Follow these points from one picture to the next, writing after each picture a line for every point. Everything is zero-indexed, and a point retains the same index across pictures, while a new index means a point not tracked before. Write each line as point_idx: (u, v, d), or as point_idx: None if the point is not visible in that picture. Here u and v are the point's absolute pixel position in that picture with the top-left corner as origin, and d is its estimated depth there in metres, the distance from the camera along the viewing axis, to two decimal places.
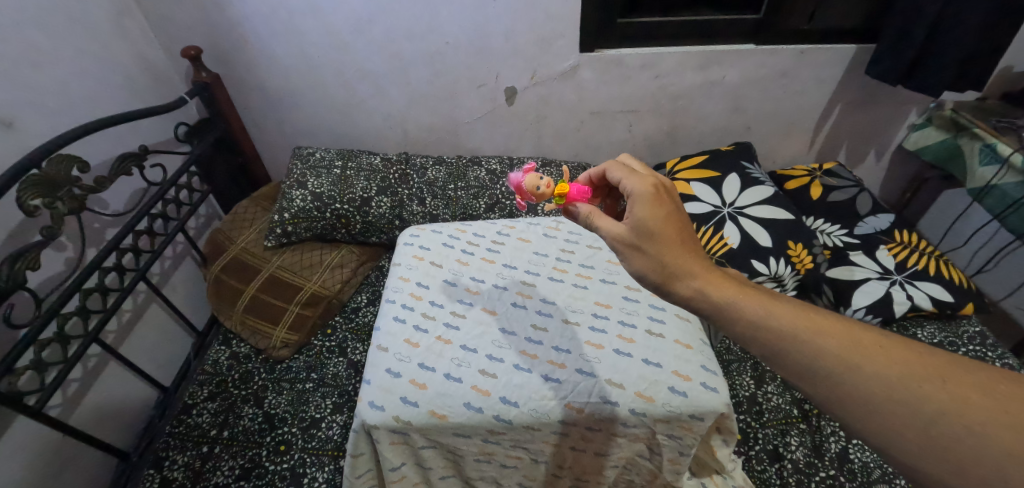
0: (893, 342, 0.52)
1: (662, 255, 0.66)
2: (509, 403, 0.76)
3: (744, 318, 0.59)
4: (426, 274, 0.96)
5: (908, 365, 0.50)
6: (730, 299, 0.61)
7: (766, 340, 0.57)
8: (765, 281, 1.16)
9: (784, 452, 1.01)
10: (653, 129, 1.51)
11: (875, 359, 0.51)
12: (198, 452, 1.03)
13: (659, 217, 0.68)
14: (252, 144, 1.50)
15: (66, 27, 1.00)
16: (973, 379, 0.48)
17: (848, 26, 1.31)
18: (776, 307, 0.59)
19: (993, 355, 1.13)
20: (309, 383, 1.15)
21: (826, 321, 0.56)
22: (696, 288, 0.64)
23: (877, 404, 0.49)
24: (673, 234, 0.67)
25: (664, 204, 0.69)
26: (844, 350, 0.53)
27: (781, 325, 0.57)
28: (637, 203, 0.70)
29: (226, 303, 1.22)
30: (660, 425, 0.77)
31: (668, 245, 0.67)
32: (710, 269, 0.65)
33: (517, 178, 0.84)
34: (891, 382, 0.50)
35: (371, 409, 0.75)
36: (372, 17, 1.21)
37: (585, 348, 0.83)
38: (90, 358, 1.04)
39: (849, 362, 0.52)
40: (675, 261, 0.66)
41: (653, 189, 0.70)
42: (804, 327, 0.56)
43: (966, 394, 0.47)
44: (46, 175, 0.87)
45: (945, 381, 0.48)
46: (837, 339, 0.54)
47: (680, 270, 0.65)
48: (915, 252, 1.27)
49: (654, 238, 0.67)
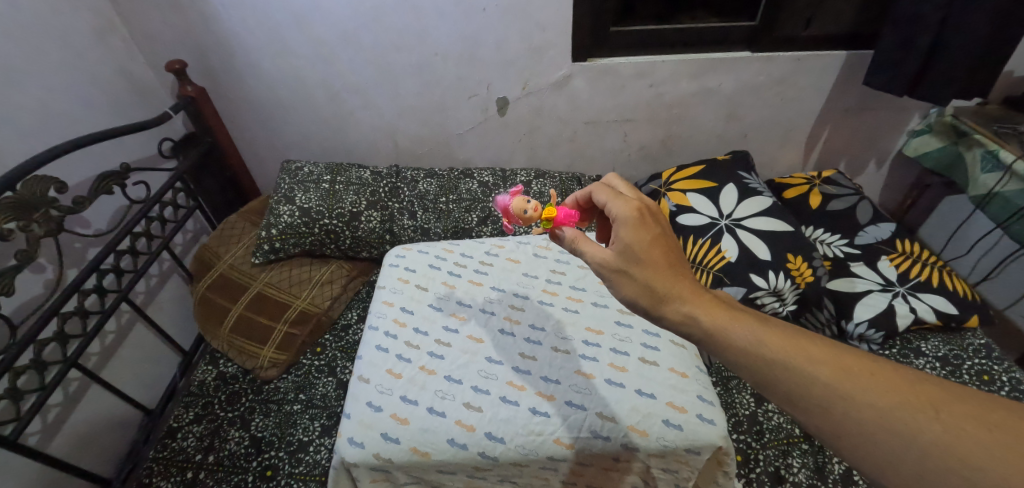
0: (884, 369, 0.49)
1: (648, 279, 0.64)
2: (495, 439, 0.73)
3: (733, 345, 0.56)
4: (412, 297, 0.94)
5: (900, 393, 0.47)
6: (719, 324, 0.58)
7: (756, 368, 0.54)
8: (765, 296, 1.12)
9: (787, 475, 0.98)
10: (648, 138, 1.49)
11: (868, 387, 0.48)
12: (182, 478, 1.00)
13: (644, 241, 0.65)
14: (240, 159, 1.48)
15: (46, 42, 0.97)
16: (965, 408, 0.45)
17: (845, 33, 1.28)
18: (766, 333, 0.55)
19: (999, 370, 1.10)
20: (297, 404, 1.11)
21: (817, 348, 0.53)
22: (685, 312, 0.61)
23: (870, 436, 0.46)
24: (660, 258, 0.65)
25: (650, 227, 0.67)
26: (835, 378, 0.50)
27: (771, 352, 0.54)
28: (621, 228, 0.67)
29: (213, 322, 1.18)
30: (655, 459, 0.74)
31: (655, 268, 0.64)
32: (700, 294, 0.62)
33: (503, 201, 0.81)
34: (884, 413, 0.46)
35: (351, 446, 0.73)
36: (359, 27, 1.18)
37: (576, 378, 0.80)
38: (72, 382, 1.01)
39: (841, 392, 0.49)
40: (662, 286, 0.63)
41: (638, 213, 0.68)
42: (794, 354, 0.53)
43: (960, 426, 0.44)
44: (19, 197, 0.84)
45: (938, 410, 0.45)
46: (827, 366, 0.51)
47: (671, 294, 0.62)
48: (917, 262, 1.24)
49: (641, 262, 0.65)
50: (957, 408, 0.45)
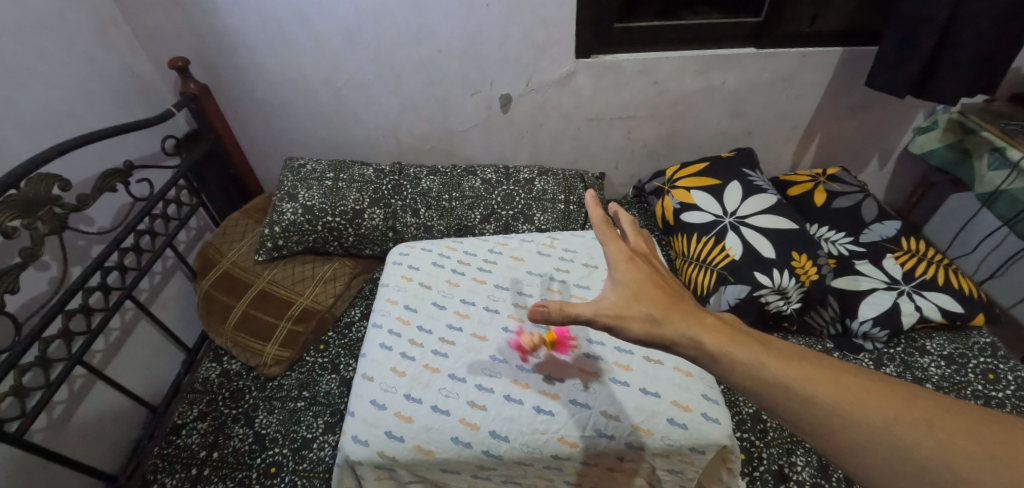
0: (879, 384, 0.49)
1: (652, 313, 0.59)
2: (499, 437, 0.73)
3: (734, 365, 0.53)
4: (415, 296, 0.94)
5: (895, 409, 0.47)
6: (723, 345, 0.55)
7: (757, 388, 0.51)
8: (768, 294, 1.10)
9: (791, 473, 0.97)
10: (652, 135, 1.48)
11: (864, 404, 0.47)
12: (187, 474, 1.00)
13: (641, 281, 0.62)
14: (243, 156, 1.47)
15: (48, 39, 0.97)
16: (958, 421, 0.45)
17: (852, 28, 1.27)
18: (767, 354, 0.53)
19: (1005, 369, 1.10)
20: (300, 401, 1.11)
21: (816, 368, 0.51)
22: (688, 335, 0.57)
23: (869, 453, 0.46)
24: (661, 295, 0.61)
25: (643, 268, 0.64)
26: (833, 396, 0.48)
27: (773, 373, 0.51)
28: (616, 272, 0.63)
29: (216, 319, 1.18)
30: (660, 459, 0.73)
31: (658, 305, 0.60)
32: (701, 315, 0.59)
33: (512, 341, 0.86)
34: (883, 429, 0.46)
35: (355, 444, 0.73)
36: (363, 24, 1.18)
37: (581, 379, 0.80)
38: (76, 379, 1.01)
39: (839, 410, 0.48)
40: (665, 316, 0.59)
41: (630, 255, 0.65)
42: (793, 374, 0.51)
43: (954, 440, 0.44)
44: (24, 195, 0.84)
45: (932, 425, 0.45)
46: (825, 384, 0.49)
47: (675, 326, 0.58)
48: (924, 261, 1.22)
49: (643, 300, 0.60)
50: (949, 422, 0.45)
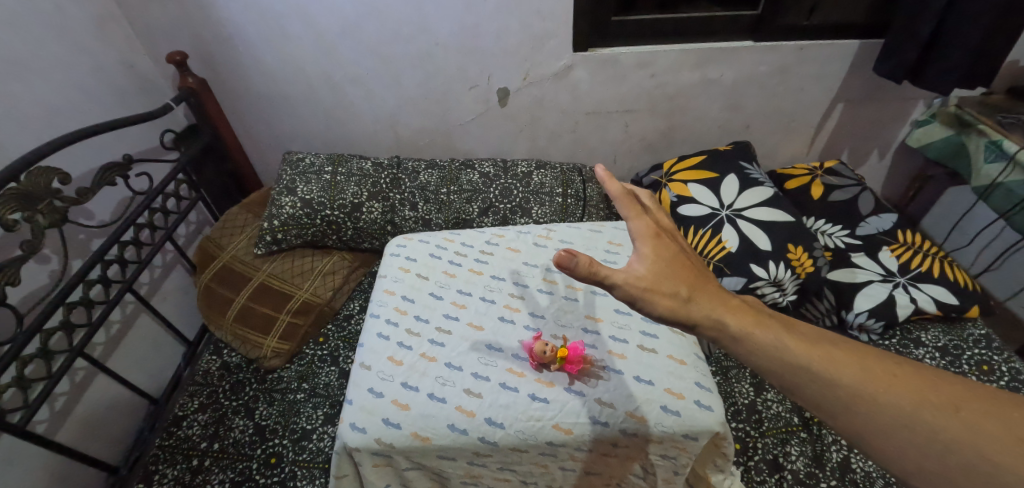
0: (906, 369, 0.49)
1: (679, 292, 0.59)
2: (495, 424, 0.74)
3: (760, 348, 0.54)
4: (412, 287, 0.94)
5: (920, 393, 0.47)
6: (746, 327, 0.56)
7: (781, 370, 0.52)
8: (764, 286, 1.11)
9: (785, 462, 0.98)
10: (650, 129, 1.48)
11: (891, 388, 0.48)
12: (188, 465, 1.02)
13: (666, 257, 0.62)
14: (241, 150, 1.48)
15: (46, 33, 0.97)
16: (985, 406, 0.45)
17: (849, 22, 1.27)
18: (790, 338, 0.54)
19: (999, 360, 1.11)
20: (300, 393, 1.12)
21: (841, 352, 0.52)
22: (710, 316, 0.58)
23: (893, 435, 0.46)
24: (686, 272, 0.61)
25: (668, 245, 0.64)
26: (858, 379, 0.49)
27: (797, 356, 0.52)
28: (642, 245, 0.63)
29: (217, 312, 1.19)
30: (654, 446, 0.74)
31: (682, 282, 0.60)
32: (725, 298, 0.60)
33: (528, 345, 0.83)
34: (905, 413, 0.47)
35: (353, 431, 0.74)
36: (361, 19, 1.18)
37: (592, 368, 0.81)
38: (78, 371, 1.02)
39: (863, 393, 0.48)
40: (689, 295, 0.59)
41: (656, 231, 0.64)
42: (818, 357, 0.51)
43: (981, 424, 0.44)
44: (23, 188, 0.85)
45: (959, 409, 0.45)
46: (850, 368, 0.50)
47: (695, 307, 0.58)
48: (918, 253, 1.25)
49: (669, 276, 0.60)
50: (975, 406, 0.45)
